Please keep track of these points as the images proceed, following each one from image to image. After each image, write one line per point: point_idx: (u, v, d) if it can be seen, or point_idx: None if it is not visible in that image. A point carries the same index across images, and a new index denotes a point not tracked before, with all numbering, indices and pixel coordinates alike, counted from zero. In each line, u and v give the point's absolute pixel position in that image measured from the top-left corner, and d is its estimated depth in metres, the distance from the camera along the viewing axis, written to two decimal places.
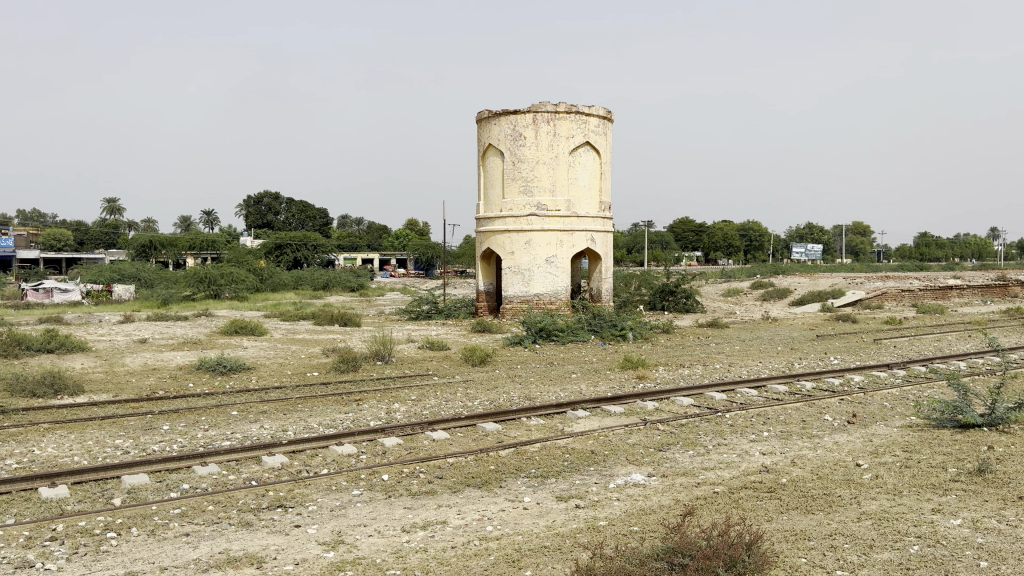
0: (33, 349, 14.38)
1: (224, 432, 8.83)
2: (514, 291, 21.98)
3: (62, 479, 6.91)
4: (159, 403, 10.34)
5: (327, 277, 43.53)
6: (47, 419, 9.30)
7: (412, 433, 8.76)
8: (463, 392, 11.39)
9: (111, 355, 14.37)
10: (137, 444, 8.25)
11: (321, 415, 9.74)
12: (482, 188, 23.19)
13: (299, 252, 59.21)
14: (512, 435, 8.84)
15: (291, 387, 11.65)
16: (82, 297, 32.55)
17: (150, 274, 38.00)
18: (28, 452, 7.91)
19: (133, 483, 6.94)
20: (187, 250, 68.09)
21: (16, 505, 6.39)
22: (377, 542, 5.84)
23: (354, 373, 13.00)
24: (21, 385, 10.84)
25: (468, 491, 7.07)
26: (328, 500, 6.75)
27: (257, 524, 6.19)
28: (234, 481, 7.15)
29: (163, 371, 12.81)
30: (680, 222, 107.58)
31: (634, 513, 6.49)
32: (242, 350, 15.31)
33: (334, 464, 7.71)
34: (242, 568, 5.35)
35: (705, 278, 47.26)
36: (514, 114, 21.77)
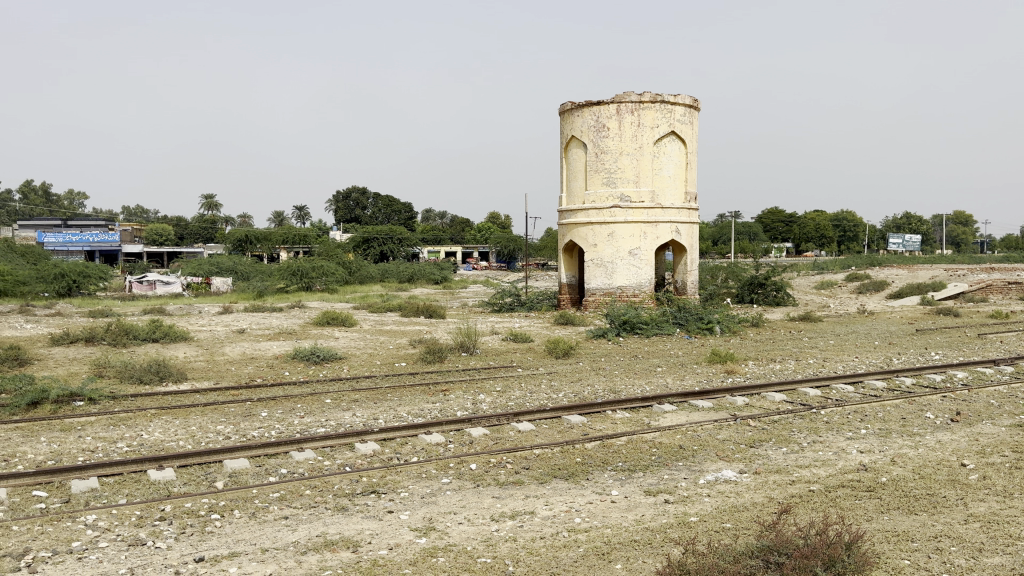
0: (140, 339, 15.15)
1: (318, 419, 9.11)
2: (597, 283, 21.90)
3: (169, 462, 7.26)
4: (257, 391, 10.74)
5: (412, 269, 44.38)
6: (154, 405, 9.80)
7: (498, 424, 8.83)
8: (548, 384, 11.41)
9: (212, 344, 15.01)
10: (237, 430, 8.59)
11: (410, 404, 9.92)
12: (565, 180, 23.13)
13: (385, 245, 60.55)
14: (597, 427, 8.81)
15: (381, 377, 11.92)
16: (183, 289, 34.12)
17: (246, 266, 39.47)
18: (138, 436, 8.33)
19: (234, 467, 7.23)
20: (280, 244, 70.46)
21: (128, 486, 6.74)
22: (468, 530, 5.92)
23: (440, 364, 13.21)
24: (130, 372, 11.45)
25: (556, 482, 7.08)
26: (419, 488, 6.87)
27: (352, 509, 6.36)
28: (328, 467, 7.37)
29: (260, 361, 13.30)
30: (767, 212, 104.76)
31: (726, 509, 6.37)
32: (334, 340, 15.75)
33: (423, 452, 7.84)
34: (338, 551, 5.50)
35: (796, 270, 45.83)
36: (597, 105, 21.60)
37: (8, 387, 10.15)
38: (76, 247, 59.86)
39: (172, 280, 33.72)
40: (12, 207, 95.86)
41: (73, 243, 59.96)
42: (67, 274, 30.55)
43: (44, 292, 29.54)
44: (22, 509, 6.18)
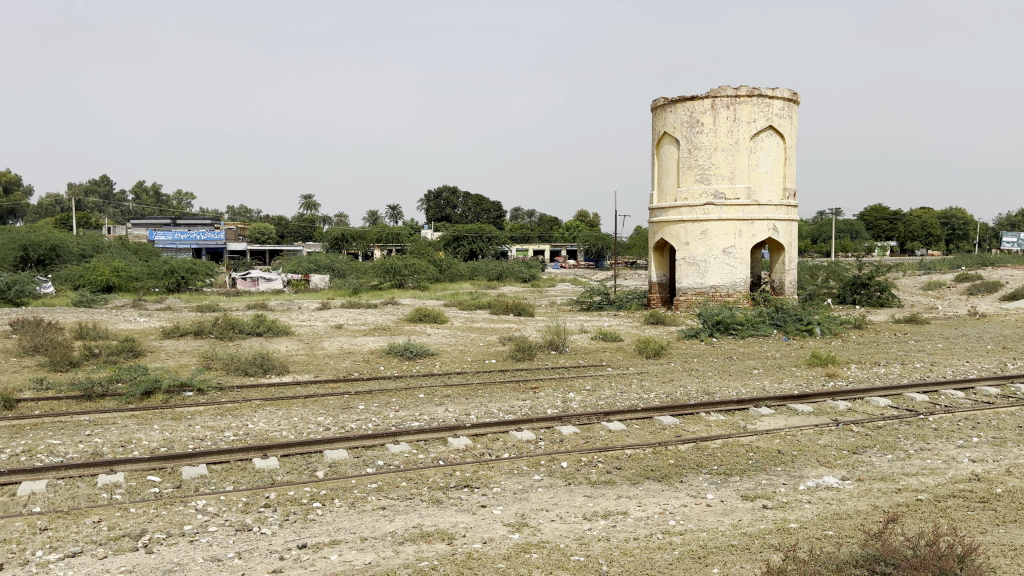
0: (245, 332, 15.83)
1: (412, 413, 9.30)
2: (689, 282, 21.56)
3: (273, 451, 7.56)
4: (354, 384, 11.07)
5: (501, 268, 44.71)
6: (259, 396, 10.22)
7: (588, 423, 8.79)
8: (638, 384, 11.29)
9: (311, 339, 15.53)
10: (336, 422, 8.87)
11: (500, 401, 10.00)
12: (657, 177, 22.84)
13: (474, 244, 61.25)
14: (691, 429, 8.67)
15: (471, 373, 12.06)
16: (284, 285, 35.46)
17: (342, 264, 40.65)
18: (243, 426, 8.71)
19: (334, 457, 7.46)
20: (374, 243, 72.20)
21: (235, 474, 7.05)
22: (561, 528, 5.92)
23: (530, 361, 13.27)
24: (236, 364, 11.99)
25: (648, 483, 7.01)
26: (511, 483, 6.93)
27: (446, 502, 6.47)
28: (423, 460, 7.51)
29: (356, 355, 13.69)
30: (870, 210, 100.64)
31: (828, 517, 6.16)
32: (426, 337, 16.03)
33: (515, 448, 7.90)
34: (434, 543, 5.61)
35: (901, 270, 43.87)
36: (691, 100, 21.24)
37: (125, 376, 10.78)
38: (184, 245, 62.94)
39: (273, 277, 35.10)
40: (127, 207, 101.55)
41: (182, 241, 63.04)
42: (177, 270, 32.21)
43: (156, 287, 31.22)
44: (138, 492, 6.55)
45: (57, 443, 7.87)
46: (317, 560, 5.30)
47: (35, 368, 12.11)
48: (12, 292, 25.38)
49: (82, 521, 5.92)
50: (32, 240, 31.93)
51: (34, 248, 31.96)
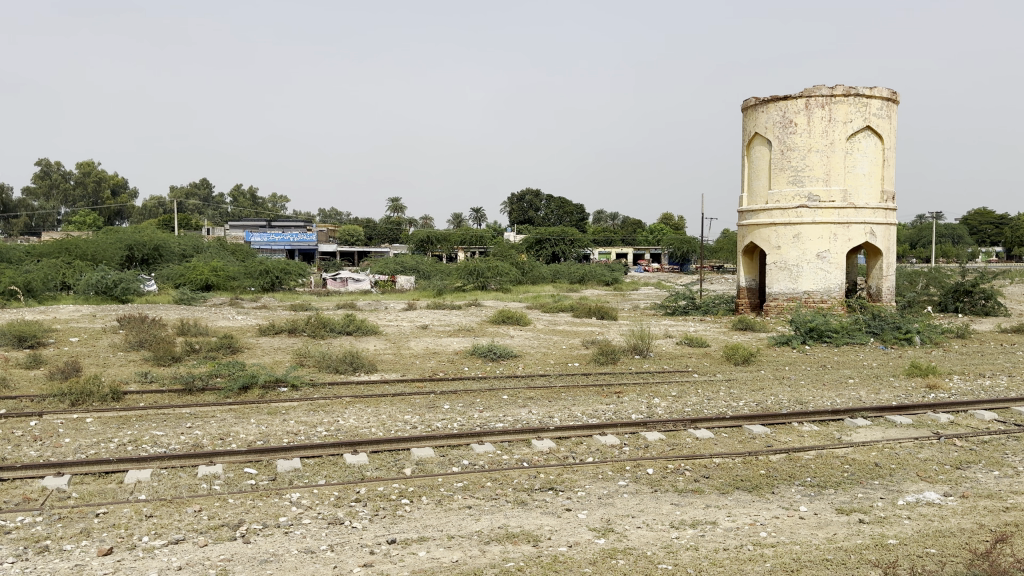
0: (336, 331, 16.28)
1: (497, 414, 9.37)
2: (781, 287, 20.97)
3: (362, 447, 7.74)
4: (440, 384, 11.23)
5: (584, 270, 44.62)
6: (349, 393, 10.49)
7: (674, 430, 8.65)
8: (726, 391, 11.04)
9: (398, 338, 15.84)
10: (423, 420, 9.01)
11: (584, 405, 9.96)
12: (747, 178, 22.34)
13: (557, 246, 61.26)
14: (782, 439, 8.43)
15: (555, 376, 12.04)
16: (371, 285, 36.32)
17: (427, 265, 41.33)
18: (335, 422, 8.95)
19: (421, 455, 7.58)
20: (458, 244, 73.06)
21: (327, 468, 7.25)
22: (647, 535, 5.84)
23: (614, 365, 13.17)
24: (327, 362, 12.35)
25: (738, 494, 6.84)
26: (597, 488, 6.88)
27: (531, 504, 6.48)
28: (507, 461, 7.55)
29: (442, 356, 13.88)
30: (974, 213, 95.90)
31: (929, 534, 5.89)
32: (510, 339, 16.12)
33: (599, 453, 7.85)
34: (520, 544, 5.62)
35: (1009, 277, 41.60)
36: (784, 100, 20.68)
37: (223, 372, 11.24)
38: (278, 246, 65.16)
39: (362, 278, 36.01)
40: (224, 209, 105.88)
41: (276, 242, 65.29)
42: (271, 269, 33.43)
43: (251, 286, 32.41)
44: (235, 484, 6.81)
45: (161, 434, 8.26)
46: (405, 556, 5.39)
47: (141, 361, 12.76)
48: (118, 289, 26.78)
49: (184, 510, 6.19)
50: (137, 240, 33.63)
51: (139, 248, 33.68)
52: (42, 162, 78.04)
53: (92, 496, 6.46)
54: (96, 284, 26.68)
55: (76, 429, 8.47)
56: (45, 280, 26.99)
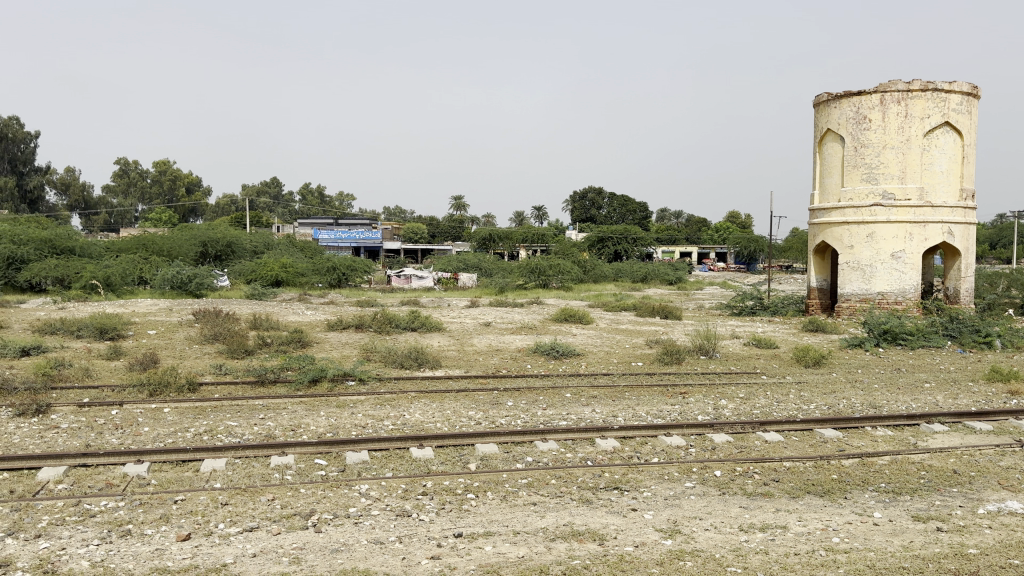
0: (401, 327, 16.50)
1: (560, 412, 9.36)
2: (853, 287, 20.41)
3: (428, 441, 7.83)
4: (503, 381, 11.27)
5: (647, 269, 44.15)
6: (415, 388, 10.62)
7: (743, 432, 8.49)
8: (796, 394, 10.79)
9: (462, 335, 15.96)
10: (486, 416, 9.07)
11: (649, 405, 9.86)
12: (818, 176, 21.80)
13: (619, 245, 60.71)
14: (855, 444, 8.21)
15: (618, 375, 11.95)
16: (434, 283, 36.69)
17: (489, 263, 41.51)
18: (401, 416, 9.07)
19: (485, 451, 7.63)
20: (520, 243, 73.12)
21: (393, 461, 7.36)
22: (716, 537, 5.75)
23: (679, 365, 13.01)
24: (393, 357, 12.53)
25: (809, 498, 6.68)
26: (663, 489, 6.81)
27: (596, 502, 6.45)
28: (571, 459, 7.54)
29: (505, 353, 13.93)
30: None
31: (1012, 544, 5.64)
32: (572, 337, 16.07)
33: (664, 453, 7.76)
34: (586, 542, 5.60)
35: None
36: (857, 95, 20.11)
37: (294, 365, 11.50)
38: (345, 244, 66.27)
39: (425, 276, 36.39)
40: (292, 207, 108.29)
41: (342, 240, 66.43)
42: (338, 266, 34.08)
43: (318, 283, 33.08)
44: (306, 475, 6.97)
45: (235, 425, 8.51)
46: (472, 550, 5.43)
47: (215, 354, 13.14)
48: (193, 284, 27.63)
49: (258, 499, 6.37)
50: (211, 237, 34.69)
51: (212, 245, 34.71)
52: (120, 161, 80.99)
53: (170, 483, 6.70)
54: (171, 279, 27.58)
55: (154, 418, 8.78)
56: (124, 275, 28.03)
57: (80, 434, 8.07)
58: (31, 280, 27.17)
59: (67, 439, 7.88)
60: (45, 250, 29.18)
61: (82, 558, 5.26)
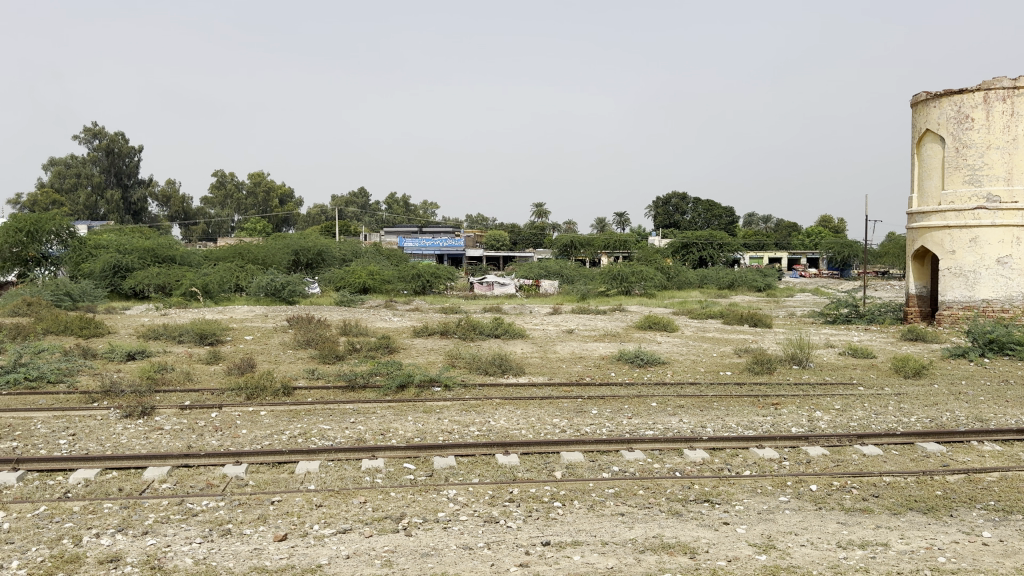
0: (485, 334, 16.65)
1: (646, 421, 9.24)
2: (954, 295, 19.48)
3: (514, 448, 7.86)
4: (588, 389, 11.20)
5: (734, 276, 43.17)
6: (499, 395, 10.68)
7: (839, 445, 8.20)
8: (896, 406, 10.34)
9: (545, 342, 15.98)
10: (571, 424, 9.04)
11: (739, 416, 9.62)
12: (916, 178, 20.92)
13: (705, 251, 59.41)
14: (961, 459, 7.81)
15: (706, 385, 11.70)
16: (516, 290, 36.86)
17: (571, 270, 41.38)
18: (486, 422, 9.12)
19: (571, 459, 7.61)
20: (602, 250, 72.63)
21: (480, 467, 7.42)
22: (813, 554, 5.56)
23: (769, 375, 12.66)
24: (477, 363, 12.65)
25: (911, 515, 6.39)
26: (756, 502, 6.64)
27: (686, 515, 6.34)
28: (659, 469, 7.43)
29: (589, 360, 13.85)
30: None
31: None
32: (657, 345, 15.87)
33: (756, 466, 7.56)
34: (676, 555, 5.50)
35: None
36: (959, 94, 19.20)
37: (382, 370, 11.75)
38: (429, 251, 67.22)
39: (507, 282, 36.63)
40: (378, 215, 110.72)
41: (426, 248, 67.45)
42: (422, 273, 34.61)
43: (404, 289, 33.70)
44: (396, 478, 7.10)
45: (327, 428, 8.75)
46: (560, 559, 5.41)
47: (308, 359, 13.55)
48: (286, 291, 28.58)
49: (350, 501, 6.51)
50: (303, 245, 35.87)
51: (304, 253, 35.88)
52: (217, 174, 84.52)
53: (267, 484, 6.93)
54: (266, 286, 28.61)
55: (252, 421, 9.11)
56: (221, 283, 29.19)
57: (183, 435, 8.43)
58: (135, 287, 28.61)
59: (171, 440, 8.25)
60: (149, 259, 30.69)
61: (186, 555, 5.49)
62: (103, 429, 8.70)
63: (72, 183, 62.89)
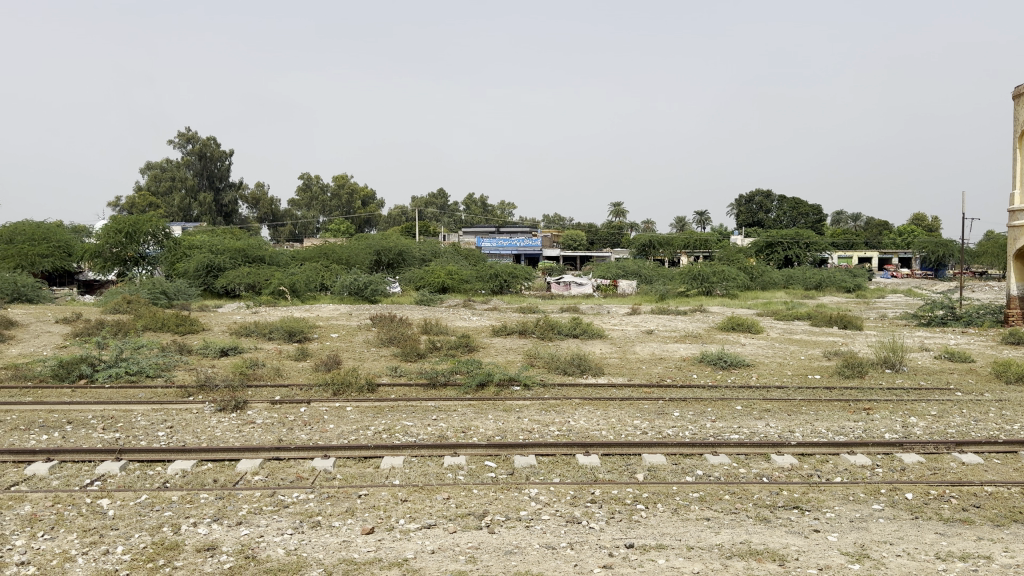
0: (563, 334, 16.65)
1: (731, 425, 9.06)
2: None
3: (594, 449, 7.83)
4: (669, 391, 11.07)
5: (821, 276, 41.89)
6: (579, 395, 10.66)
7: (936, 453, 7.88)
8: (998, 413, 9.85)
9: (624, 343, 15.85)
10: (653, 426, 8.94)
11: (829, 421, 9.33)
12: (1019, 175, 19.86)
13: (790, 250, 57.79)
14: None
15: (794, 388, 11.38)
16: (594, 290, 36.70)
17: (650, 270, 40.93)
18: (566, 422, 9.11)
19: (653, 461, 7.53)
20: (681, 249, 71.55)
21: (561, 467, 7.42)
22: (909, 564, 5.36)
23: (860, 379, 12.24)
24: (556, 363, 12.66)
25: (1016, 528, 6.07)
26: (848, 510, 6.43)
27: (774, 521, 6.19)
28: (745, 474, 7.27)
29: (669, 361, 13.68)
30: None
31: None
32: (741, 347, 15.53)
33: (848, 473, 7.32)
34: (765, 562, 5.37)
35: None
36: None
37: (463, 369, 11.89)
38: (506, 251, 67.50)
39: (584, 282, 36.52)
40: (457, 216, 111.94)
41: (504, 248, 67.79)
42: (500, 273, 34.83)
43: (481, 289, 34.02)
44: (477, 476, 7.17)
45: (411, 425, 8.91)
46: (644, 562, 5.36)
47: (391, 357, 13.82)
48: (368, 290, 29.23)
49: (434, 496, 6.62)
50: (384, 245, 36.62)
51: (385, 254, 36.62)
52: (303, 176, 87.06)
53: (353, 478, 7.11)
54: (349, 285, 29.33)
55: (338, 416, 9.36)
56: (306, 282, 30.05)
57: (274, 429, 8.73)
58: (226, 286, 29.73)
59: (262, 433, 8.55)
60: (239, 259, 31.83)
61: (278, 545, 5.68)
62: (198, 422, 9.08)
63: (168, 186, 65.52)
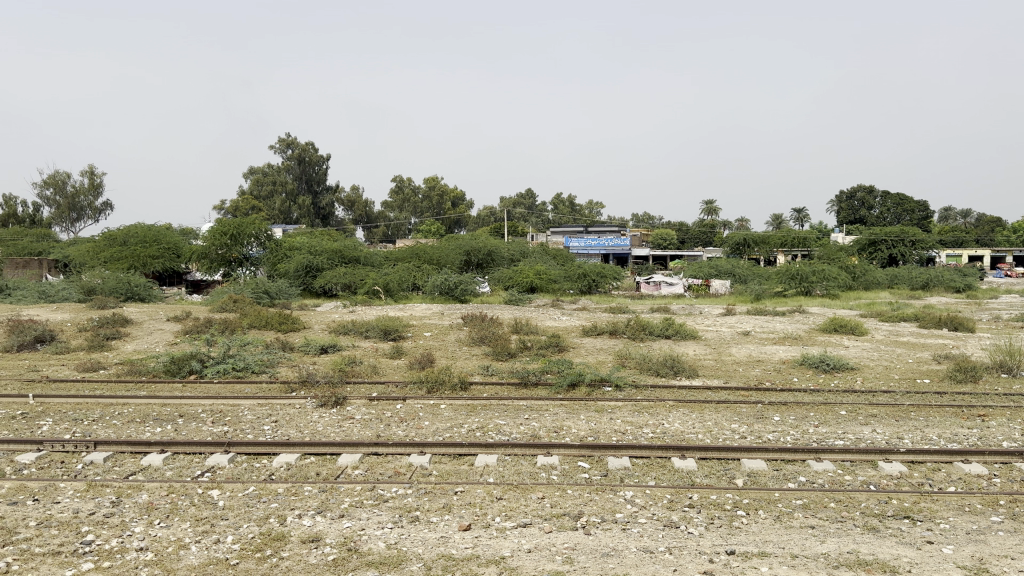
0: (655, 334, 16.45)
1: (835, 431, 8.76)
2: None
3: (691, 453, 7.71)
4: (767, 394, 10.79)
5: (928, 275, 39.91)
6: (673, 397, 10.51)
7: None
8: None
9: (718, 344, 15.51)
10: (752, 431, 8.73)
11: (940, 427, 8.90)
12: None
13: (896, 248, 55.27)
14: None
15: (902, 393, 10.89)
16: (685, 290, 36.09)
17: (744, 269, 39.92)
18: (661, 425, 9.00)
19: (752, 467, 7.35)
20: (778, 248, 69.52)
21: (656, 470, 7.33)
22: None
23: (974, 384, 11.60)
24: (649, 364, 12.53)
25: None
26: (963, 521, 6.12)
27: (884, 531, 5.95)
28: (850, 482, 7.02)
29: (767, 364, 13.33)
30: None
31: None
32: (844, 349, 14.95)
33: (962, 482, 6.97)
34: (874, 573, 5.18)
35: None
36: None
37: (554, 369, 11.91)
38: (595, 250, 67.07)
39: (675, 282, 35.97)
40: (546, 216, 112.10)
41: (592, 247, 67.39)
42: (589, 273, 34.66)
43: (570, 289, 33.97)
44: (571, 476, 7.18)
45: (504, 424, 8.98)
46: (747, 569, 5.25)
47: (483, 356, 13.98)
48: (459, 290, 29.61)
49: (529, 496, 6.65)
50: (474, 245, 37.01)
51: (475, 254, 37.01)
52: (396, 178, 88.95)
53: (449, 475, 7.22)
54: (440, 285, 29.80)
55: (433, 413, 9.54)
56: (400, 281, 30.67)
57: (372, 425, 8.96)
58: (325, 286, 30.66)
59: (362, 429, 8.80)
60: (336, 259, 32.79)
61: (379, 539, 5.83)
62: (301, 416, 9.42)
63: (270, 191, 67.92)
